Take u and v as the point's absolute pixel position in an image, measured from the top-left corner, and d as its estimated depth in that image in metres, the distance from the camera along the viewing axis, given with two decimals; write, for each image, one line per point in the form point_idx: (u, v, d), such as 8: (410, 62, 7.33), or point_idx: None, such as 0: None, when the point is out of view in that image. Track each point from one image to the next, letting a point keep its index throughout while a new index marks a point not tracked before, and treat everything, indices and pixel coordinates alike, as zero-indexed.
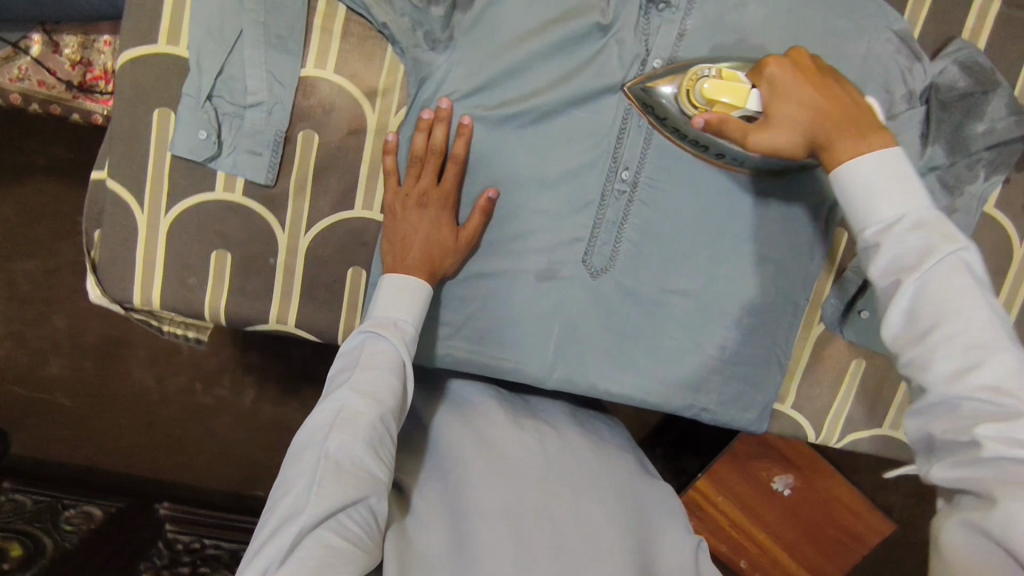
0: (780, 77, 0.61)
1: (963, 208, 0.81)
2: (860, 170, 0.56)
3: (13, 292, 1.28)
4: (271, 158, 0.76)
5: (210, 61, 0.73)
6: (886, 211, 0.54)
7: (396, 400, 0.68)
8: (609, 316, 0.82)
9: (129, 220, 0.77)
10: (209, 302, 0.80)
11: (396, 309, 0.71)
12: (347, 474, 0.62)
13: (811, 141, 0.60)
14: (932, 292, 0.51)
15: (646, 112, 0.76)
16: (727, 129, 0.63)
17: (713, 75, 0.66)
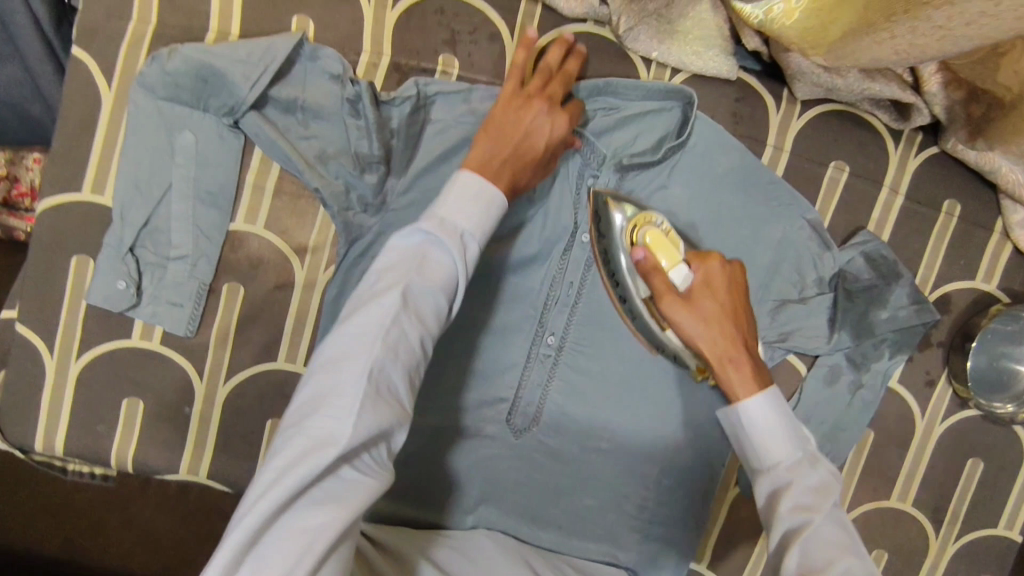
0: (715, 278, 0.71)
1: (869, 384, 0.85)
2: (764, 406, 0.64)
3: None
4: (192, 311, 0.75)
5: (136, 215, 0.72)
6: (785, 453, 0.62)
7: (436, 324, 0.58)
8: (530, 473, 0.83)
9: (37, 364, 0.74)
10: (117, 450, 0.77)
11: (460, 211, 0.61)
12: (385, 395, 0.52)
13: (702, 332, 0.69)
14: (820, 550, 0.56)
15: (594, 222, 0.78)
16: (653, 279, 0.72)
17: (657, 236, 0.73)
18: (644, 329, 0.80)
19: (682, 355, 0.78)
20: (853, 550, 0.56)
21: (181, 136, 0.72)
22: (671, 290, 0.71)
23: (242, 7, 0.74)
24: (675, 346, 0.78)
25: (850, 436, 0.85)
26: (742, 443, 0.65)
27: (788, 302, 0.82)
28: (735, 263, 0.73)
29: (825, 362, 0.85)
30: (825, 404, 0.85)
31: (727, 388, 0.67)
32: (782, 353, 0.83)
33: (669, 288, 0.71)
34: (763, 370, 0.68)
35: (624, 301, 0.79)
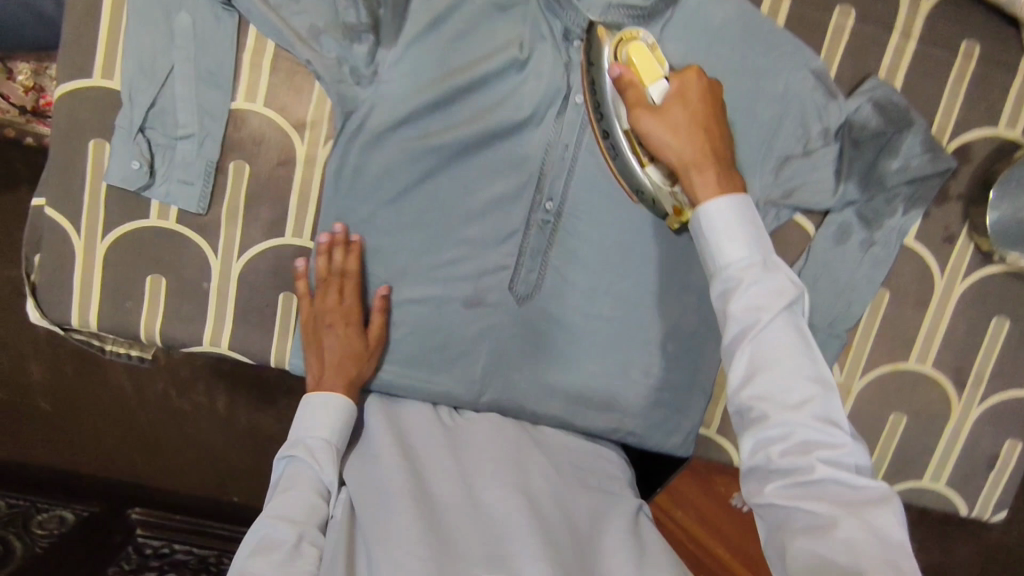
0: (690, 91, 0.69)
1: (881, 241, 0.83)
2: (723, 207, 0.62)
3: None
4: (202, 189, 0.79)
5: (142, 96, 0.75)
6: (739, 255, 0.60)
7: (315, 515, 0.70)
8: (534, 341, 0.86)
9: (68, 245, 0.80)
10: (145, 325, 0.82)
11: (310, 427, 0.75)
12: (274, 548, 0.65)
13: (670, 141, 0.67)
14: (770, 358, 0.56)
15: (585, 53, 0.75)
16: (628, 91, 0.70)
17: (641, 50, 0.71)
18: (625, 169, 0.76)
19: (660, 195, 0.75)
20: (798, 357, 0.56)
21: (179, 16, 0.75)
22: (644, 103, 0.69)
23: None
24: (653, 183, 0.74)
25: (861, 296, 0.84)
26: (695, 245, 0.63)
27: (792, 157, 0.80)
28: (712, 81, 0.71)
29: (835, 220, 0.82)
30: (835, 264, 0.83)
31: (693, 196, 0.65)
32: (788, 212, 0.81)
33: (642, 100, 0.69)
34: (733, 176, 0.65)
35: (607, 138, 0.76)
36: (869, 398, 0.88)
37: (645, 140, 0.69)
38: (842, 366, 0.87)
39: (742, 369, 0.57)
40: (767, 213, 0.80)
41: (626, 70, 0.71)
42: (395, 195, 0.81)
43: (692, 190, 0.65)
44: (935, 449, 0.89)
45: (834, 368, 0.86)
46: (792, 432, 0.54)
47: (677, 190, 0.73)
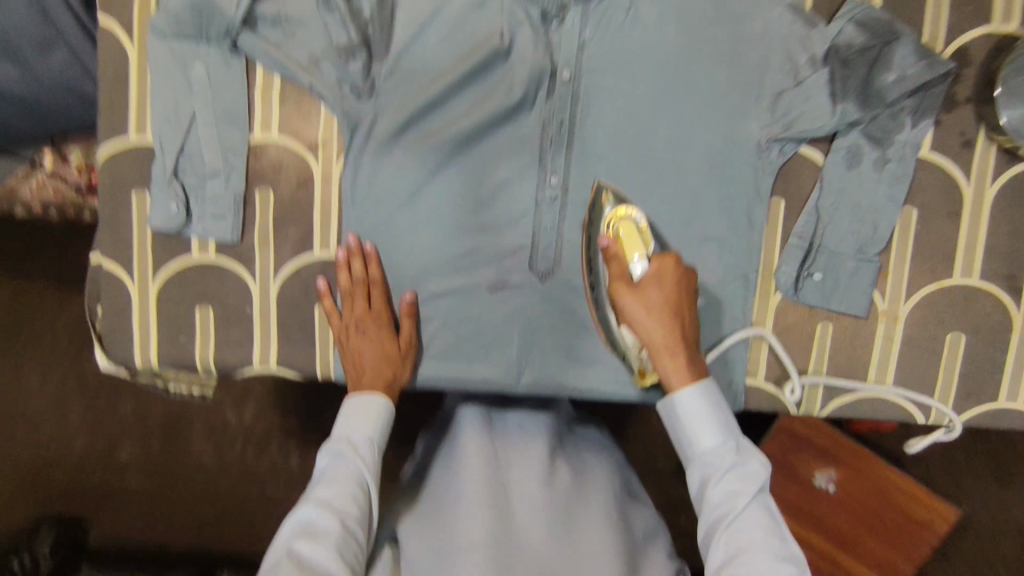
0: (669, 272, 0.77)
1: (895, 157, 0.81)
2: (697, 397, 0.75)
3: (85, 387, 1.58)
4: (234, 220, 0.85)
5: (173, 144, 0.84)
6: (715, 442, 0.74)
7: (358, 508, 0.77)
8: (563, 315, 0.87)
9: (124, 292, 0.87)
10: (200, 354, 0.88)
11: (353, 426, 0.81)
12: (317, 535, 0.73)
13: (648, 329, 0.76)
14: (745, 542, 0.70)
15: (588, 211, 0.84)
16: (613, 263, 0.80)
17: (630, 229, 0.81)
18: (604, 321, 0.84)
19: (629, 355, 0.83)
20: (767, 539, 0.70)
21: (194, 67, 0.83)
22: (626, 277, 0.78)
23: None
24: (627, 343, 0.82)
25: (886, 216, 0.82)
26: (677, 434, 0.77)
27: (784, 91, 0.81)
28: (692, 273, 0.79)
29: (843, 144, 0.81)
30: (853, 188, 0.82)
31: (664, 375, 0.77)
32: (793, 145, 0.82)
33: (622, 273, 0.79)
34: (699, 360, 0.77)
35: (592, 289, 0.84)
36: (920, 321, 0.85)
37: (624, 314, 0.78)
38: (883, 292, 0.84)
39: (721, 556, 0.71)
40: (770, 149, 0.82)
41: (614, 240, 0.81)
42: (410, 196, 0.85)
43: (663, 370, 0.76)
44: (1004, 364, 0.84)
45: (874, 294, 0.84)
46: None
47: (644, 355, 0.81)
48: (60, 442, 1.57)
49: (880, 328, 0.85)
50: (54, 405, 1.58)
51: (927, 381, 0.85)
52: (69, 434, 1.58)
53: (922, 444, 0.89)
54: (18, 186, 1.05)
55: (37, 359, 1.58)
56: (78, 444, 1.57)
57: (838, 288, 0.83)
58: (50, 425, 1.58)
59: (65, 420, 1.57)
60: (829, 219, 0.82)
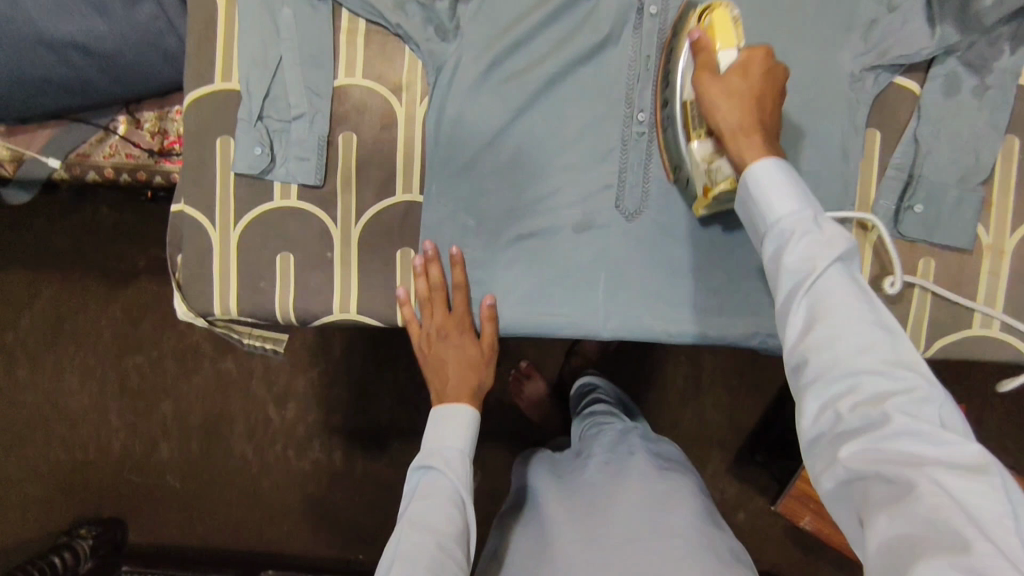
0: (755, 65, 0.68)
1: (995, 84, 0.79)
2: (771, 168, 0.65)
3: (126, 385, 1.53)
4: (318, 162, 0.85)
5: (258, 87, 0.84)
6: (790, 210, 0.63)
7: (455, 525, 0.74)
8: (651, 254, 0.85)
9: (205, 239, 0.87)
10: (280, 302, 0.86)
11: (445, 441, 0.82)
12: (414, 553, 0.69)
13: (721, 117, 0.69)
14: (831, 304, 0.58)
15: (666, 50, 0.79)
16: (698, 55, 0.71)
17: (721, 19, 0.71)
18: (672, 142, 0.79)
19: (694, 168, 0.76)
20: (858, 304, 0.58)
21: (281, 12, 0.83)
22: (711, 67, 0.70)
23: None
24: (688, 168, 0.78)
25: (988, 143, 0.79)
26: (748, 208, 0.66)
27: (878, 19, 0.79)
28: (781, 67, 0.70)
29: (940, 72, 0.80)
30: (952, 117, 0.79)
31: (738, 162, 0.69)
32: (888, 74, 0.80)
33: (707, 64, 0.70)
34: (777, 150, 0.68)
35: (665, 107, 0.79)
36: None
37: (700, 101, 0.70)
38: (988, 225, 0.81)
39: (801, 317, 0.60)
40: (865, 80, 0.81)
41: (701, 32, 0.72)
42: (493, 137, 0.84)
43: (736, 153, 0.68)
44: None
45: (978, 227, 0.80)
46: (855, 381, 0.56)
47: (713, 166, 0.73)
48: (101, 441, 1.54)
49: (986, 264, 0.81)
50: (97, 402, 1.54)
51: None
52: (109, 434, 1.54)
53: (1016, 382, 0.84)
54: (91, 152, 1.06)
55: (81, 356, 1.54)
56: (118, 445, 1.54)
57: (941, 219, 0.80)
58: (90, 424, 1.54)
59: (107, 418, 1.54)
60: (928, 148, 0.80)
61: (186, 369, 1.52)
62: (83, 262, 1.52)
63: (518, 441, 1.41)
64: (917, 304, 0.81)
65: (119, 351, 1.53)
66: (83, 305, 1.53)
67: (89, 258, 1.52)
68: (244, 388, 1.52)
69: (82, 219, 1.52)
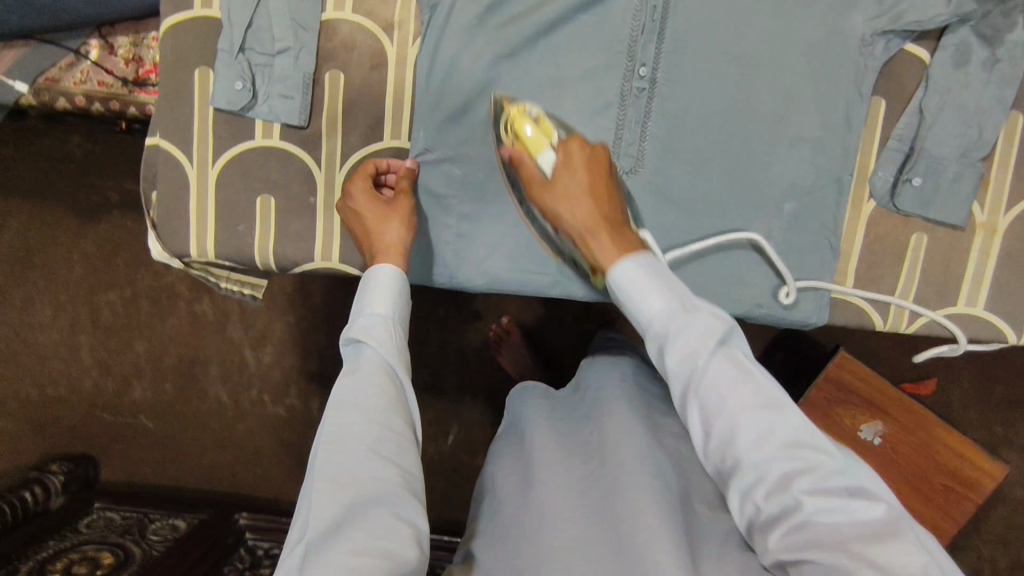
0: (575, 156, 0.73)
1: (1007, 57, 0.76)
2: (632, 268, 0.66)
3: (97, 322, 1.50)
4: (302, 101, 0.81)
5: (240, 16, 0.78)
6: (661, 306, 0.63)
7: (391, 396, 0.64)
8: (643, 216, 0.82)
9: (181, 176, 0.83)
10: (259, 247, 0.84)
11: (369, 303, 0.70)
12: (344, 439, 0.60)
13: (577, 228, 0.71)
14: (719, 396, 0.59)
15: (495, 123, 0.80)
16: (523, 165, 0.76)
17: (526, 118, 0.75)
18: (544, 233, 0.81)
19: (577, 257, 0.79)
20: (742, 390, 0.58)
21: None
22: (540, 178, 0.74)
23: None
24: (574, 254, 0.79)
25: (992, 119, 0.77)
26: (625, 308, 0.67)
27: None
28: (601, 146, 0.74)
29: (951, 42, 0.77)
30: (959, 89, 0.77)
31: (599, 263, 0.71)
32: (899, 41, 0.78)
33: (534, 175, 0.75)
34: (634, 240, 0.70)
35: (523, 202, 0.80)
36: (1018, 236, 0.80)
37: (546, 205, 0.74)
38: (982, 204, 0.80)
39: (699, 418, 0.60)
40: (875, 45, 0.78)
41: (515, 147, 0.76)
42: (488, 84, 0.81)
43: (594, 258, 0.71)
44: None
45: (973, 205, 0.79)
46: (766, 470, 0.56)
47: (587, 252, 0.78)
48: (72, 379, 1.52)
49: (977, 242, 0.81)
50: (70, 337, 1.50)
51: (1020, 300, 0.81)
52: (81, 372, 1.51)
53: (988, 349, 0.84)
54: (61, 77, 1.00)
55: (51, 292, 1.49)
56: (89, 383, 1.52)
57: (936, 195, 0.79)
58: (61, 362, 1.51)
59: (79, 355, 1.51)
60: (932, 121, 0.78)
61: (159, 310, 1.48)
62: (52, 194, 1.46)
63: (496, 396, 1.41)
64: (902, 277, 0.82)
65: (90, 287, 1.49)
66: (53, 240, 1.48)
67: (59, 191, 1.46)
68: (221, 331, 1.49)
69: (50, 149, 1.45)
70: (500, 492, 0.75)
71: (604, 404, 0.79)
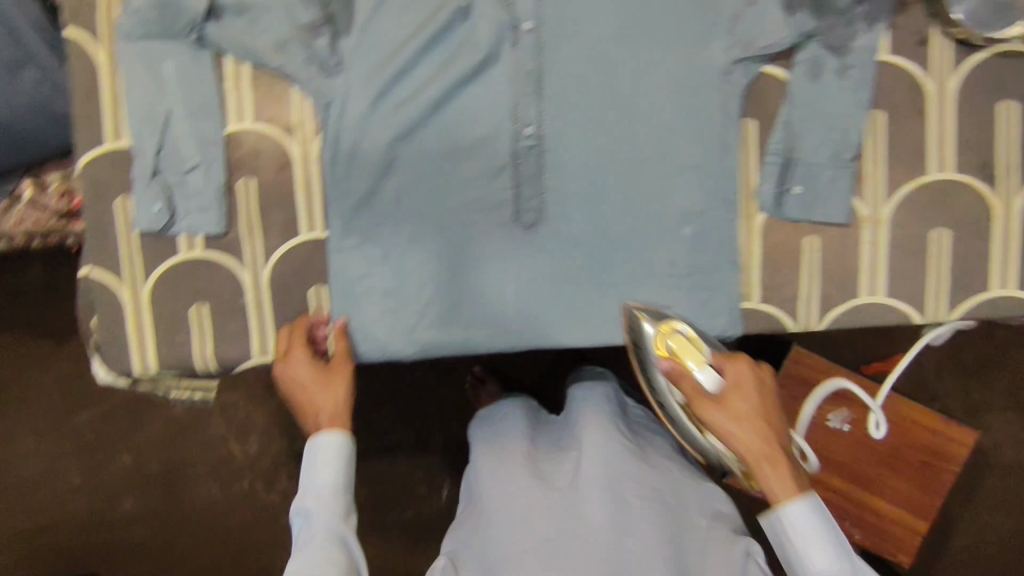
0: (745, 382, 0.77)
1: (857, 63, 0.82)
2: (803, 514, 0.73)
3: (80, 441, 1.48)
4: (218, 211, 0.86)
5: (150, 144, 0.85)
6: (826, 564, 0.72)
7: (342, 561, 0.73)
8: (553, 262, 0.87)
9: (116, 298, 0.87)
10: (199, 353, 0.88)
11: (315, 474, 0.78)
12: None
13: (746, 451, 0.74)
14: None
15: (627, 332, 0.87)
16: (681, 382, 0.80)
17: (682, 343, 0.83)
18: (687, 432, 0.90)
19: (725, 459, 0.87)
20: None
21: (164, 66, 0.83)
22: (704, 396, 0.78)
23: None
24: (718, 449, 0.86)
25: (854, 122, 0.83)
26: (784, 549, 0.74)
27: (741, 13, 0.82)
28: (765, 366, 0.80)
29: (804, 57, 0.83)
30: (819, 99, 0.83)
31: (766, 489, 0.75)
32: (756, 65, 0.84)
33: (698, 391, 0.78)
34: (800, 472, 0.75)
35: (659, 400, 0.92)
36: (903, 222, 0.85)
37: (714, 429, 0.77)
38: (864, 199, 0.85)
39: None
40: (735, 72, 0.84)
41: (670, 360, 0.82)
42: (390, 166, 0.86)
43: (766, 488, 0.74)
44: (990, 253, 0.85)
45: (854, 202, 0.85)
46: None
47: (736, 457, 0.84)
48: (62, 501, 1.49)
49: (865, 235, 0.85)
50: (53, 463, 1.48)
51: (916, 281, 0.86)
52: (71, 493, 1.49)
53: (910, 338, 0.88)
54: None
55: (27, 419, 1.49)
56: (81, 503, 1.49)
57: (816, 199, 0.84)
58: (48, 487, 1.48)
59: (67, 476, 1.48)
60: (799, 133, 0.84)
61: (139, 419, 1.48)
62: (15, 325, 1.49)
63: None
64: (804, 278, 0.86)
65: (66, 408, 1.49)
66: (27, 366, 1.49)
67: (23, 320, 1.49)
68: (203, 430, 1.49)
69: (9, 282, 1.48)
70: (485, 498, 0.82)
71: (594, 432, 0.83)
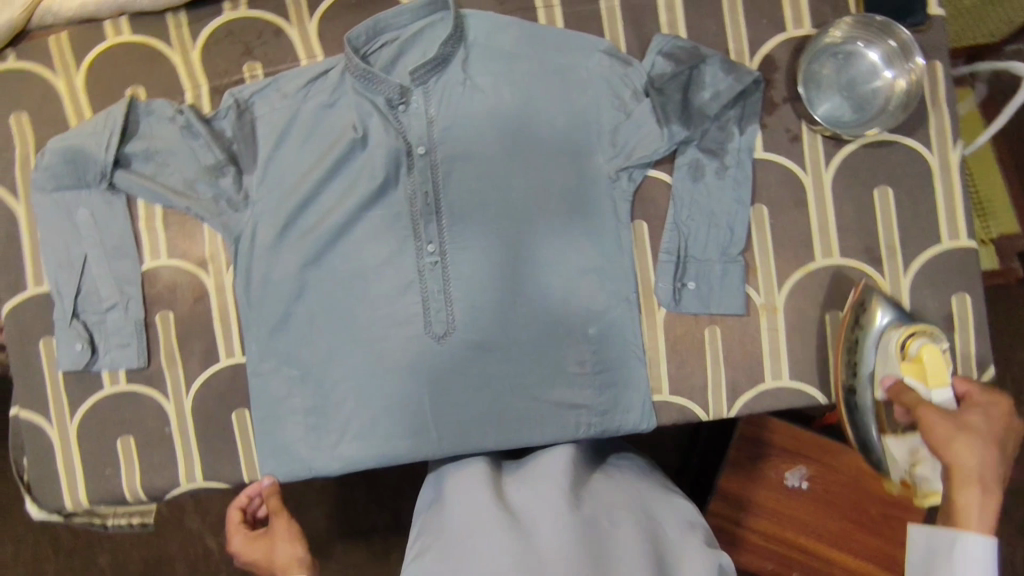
0: (992, 409, 0.74)
1: (733, 163, 0.87)
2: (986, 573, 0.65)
3: (58, 544, 1.27)
4: (138, 346, 0.89)
5: (69, 288, 0.88)
6: None
7: None
8: (468, 370, 0.87)
9: (44, 437, 0.90)
10: (128, 485, 0.90)
11: None
12: None
13: (981, 474, 0.67)
14: None
15: (850, 325, 0.85)
16: (907, 395, 0.76)
17: (931, 350, 0.79)
18: (864, 442, 0.83)
19: (892, 453, 0.81)
20: None
21: (80, 214, 0.88)
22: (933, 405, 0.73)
23: (85, 89, 0.90)
24: (890, 450, 0.81)
25: (737, 217, 0.87)
26: None
27: (619, 125, 0.87)
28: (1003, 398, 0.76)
29: (684, 161, 0.87)
30: (702, 198, 0.87)
31: (953, 509, 0.67)
32: (640, 171, 0.88)
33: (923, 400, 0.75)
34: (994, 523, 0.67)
35: (850, 394, 0.84)
36: (796, 307, 0.88)
37: (922, 423, 0.72)
38: (756, 288, 0.89)
39: None
40: (620, 179, 0.88)
41: (908, 364, 0.81)
42: (301, 292, 0.88)
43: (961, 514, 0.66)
44: None
45: (748, 291, 0.88)
46: None
47: (921, 469, 0.79)
48: None
49: (763, 322, 0.89)
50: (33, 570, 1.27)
51: (818, 362, 0.89)
52: None
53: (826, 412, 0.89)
54: None
55: None
56: None
57: (709, 293, 0.88)
58: None
59: None
60: (687, 232, 0.88)
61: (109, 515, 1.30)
62: None
63: None
64: (709, 367, 0.89)
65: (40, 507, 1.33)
66: None
67: None
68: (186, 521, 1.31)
69: None
70: (443, 526, 0.74)
71: (553, 470, 0.79)
